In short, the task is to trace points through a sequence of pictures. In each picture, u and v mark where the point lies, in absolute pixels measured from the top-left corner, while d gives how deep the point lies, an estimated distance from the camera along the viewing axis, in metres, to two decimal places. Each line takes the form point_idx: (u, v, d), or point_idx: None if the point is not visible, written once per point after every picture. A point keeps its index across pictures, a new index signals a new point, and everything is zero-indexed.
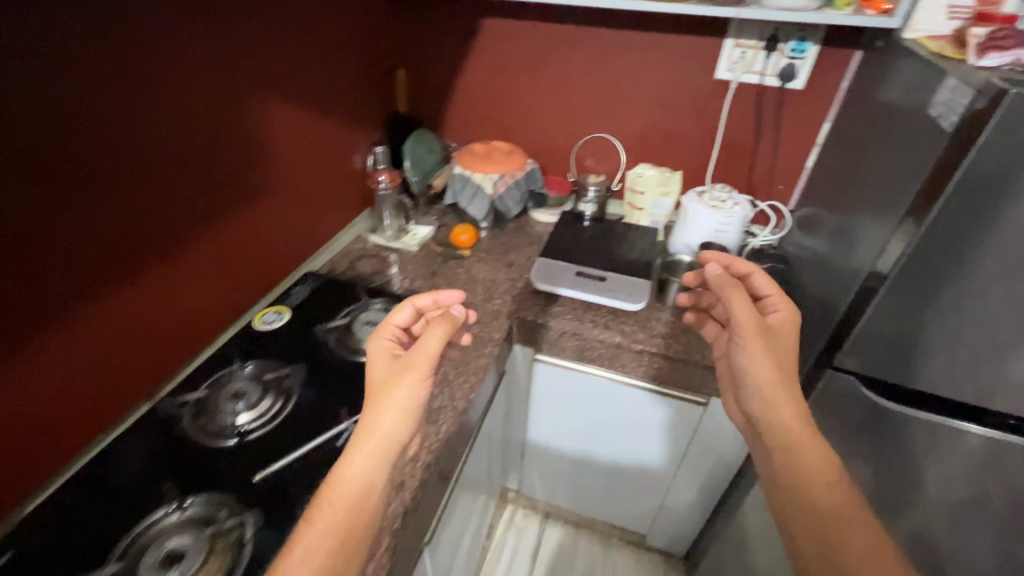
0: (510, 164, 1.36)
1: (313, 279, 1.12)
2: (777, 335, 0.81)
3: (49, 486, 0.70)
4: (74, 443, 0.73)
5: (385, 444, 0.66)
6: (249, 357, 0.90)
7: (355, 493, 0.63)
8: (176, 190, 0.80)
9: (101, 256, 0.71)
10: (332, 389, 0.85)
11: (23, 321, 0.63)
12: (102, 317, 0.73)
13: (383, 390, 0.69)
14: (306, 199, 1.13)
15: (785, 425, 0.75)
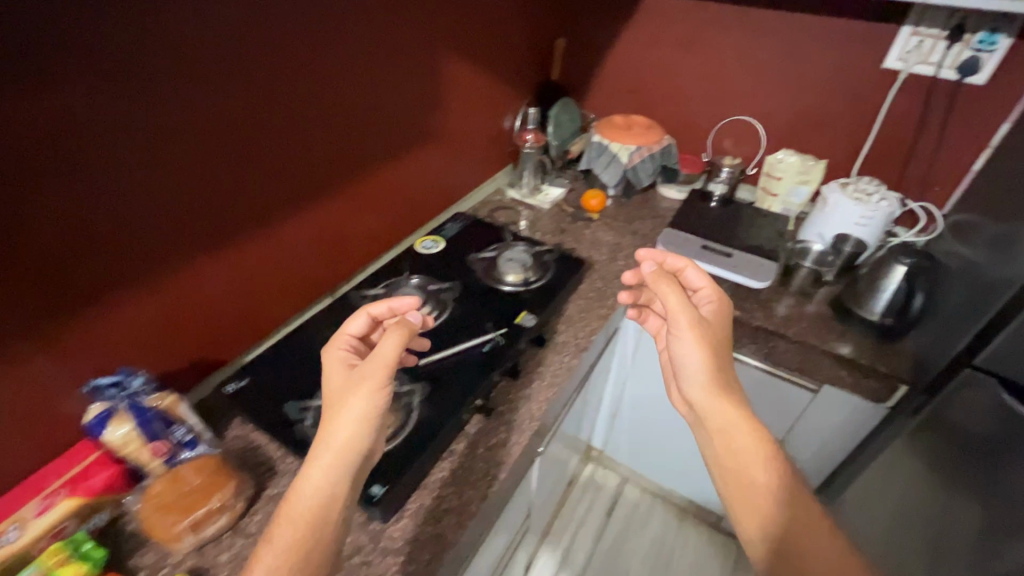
0: (647, 138, 1.42)
1: (463, 219, 1.26)
2: (710, 328, 0.78)
3: (257, 346, 0.93)
4: (276, 318, 0.95)
5: (344, 458, 0.61)
6: (414, 271, 1.04)
7: (313, 511, 0.59)
8: (358, 129, 0.96)
9: (302, 175, 0.89)
10: (480, 307, 0.99)
11: (248, 216, 0.82)
12: (304, 223, 0.92)
13: (338, 400, 0.64)
14: (461, 151, 1.28)
15: (733, 431, 0.70)
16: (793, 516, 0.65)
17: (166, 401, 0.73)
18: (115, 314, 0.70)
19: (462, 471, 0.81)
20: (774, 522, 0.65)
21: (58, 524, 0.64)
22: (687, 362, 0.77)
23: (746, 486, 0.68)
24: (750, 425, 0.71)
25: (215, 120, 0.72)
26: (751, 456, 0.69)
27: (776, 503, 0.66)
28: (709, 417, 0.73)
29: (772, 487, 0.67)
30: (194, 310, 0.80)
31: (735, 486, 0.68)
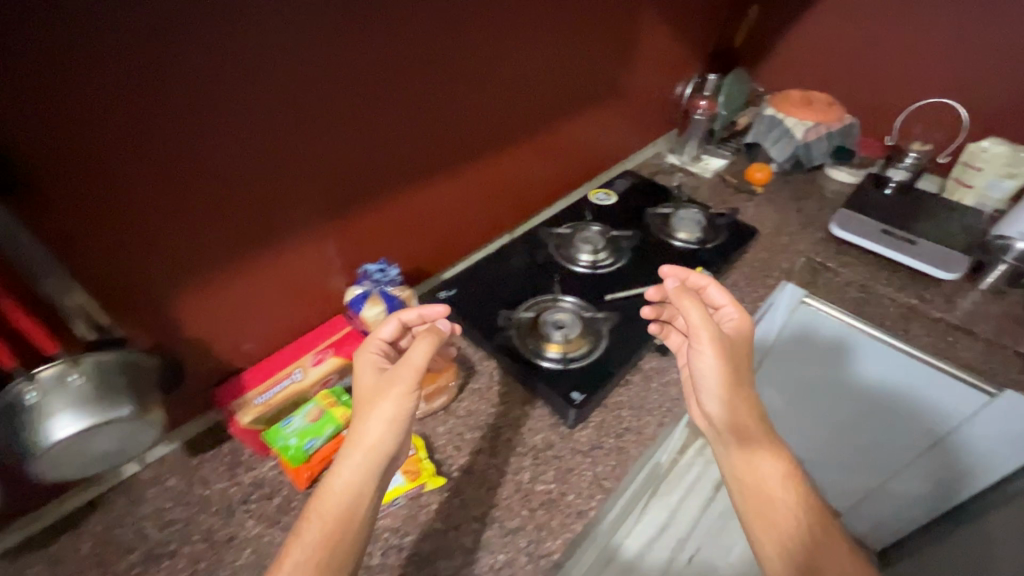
0: (828, 115, 1.37)
1: (630, 176, 1.31)
2: (732, 347, 0.72)
3: (453, 268, 1.03)
4: (471, 244, 1.04)
5: (371, 459, 0.61)
6: (593, 218, 1.12)
7: (339, 509, 0.58)
8: (555, 82, 1.01)
9: (506, 120, 0.96)
10: (655, 258, 1.04)
11: (460, 153, 0.91)
12: (506, 158, 1.01)
13: (368, 404, 0.63)
14: (635, 112, 1.31)
15: (754, 451, 0.67)
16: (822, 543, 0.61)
17: (406, 295, 0.85)
18: (370, 210, 0.83)
19: (639, 400, 0.88)
20: (799, 549, 0.60)
21: (328, 375, 0.80)
22: (708, 386, 0.71)
23: (772, 509, 0.63)
24: (771, 443, 0.68)
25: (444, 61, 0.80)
26: (772, 476, 0.66)
27: (803, 528, 0.62)
28: (729, 442, 0.69)
29: (800, 512, 0.63)
30: (418, 221, 0.91)
31: (762, 511, 0.64)
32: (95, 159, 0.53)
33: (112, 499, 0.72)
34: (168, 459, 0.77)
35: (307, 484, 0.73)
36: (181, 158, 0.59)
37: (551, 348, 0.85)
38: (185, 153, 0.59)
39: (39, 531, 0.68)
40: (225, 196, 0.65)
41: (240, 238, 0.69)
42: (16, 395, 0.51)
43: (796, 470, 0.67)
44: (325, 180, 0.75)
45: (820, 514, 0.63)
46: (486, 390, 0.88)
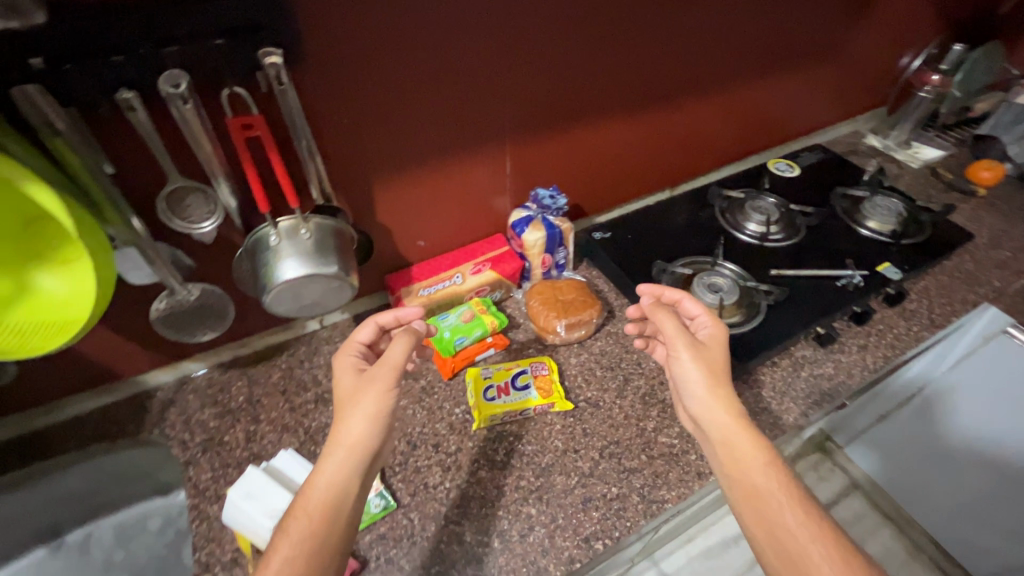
0: None
1: (820, 151, 1.17)
2: (703, 351, 0.65)
3: (606, 213, 1.03)
4: (629, 193, 1.03)
5: (350, 458, 0.57)
6: (771, 188, 1.03)
7: (323, 507, 0.54)
8: (755, 31, 0.92)
9: (690, 68, 0.90)
10: (833, 243, 0.94)
11: (635, 97, 0.88)
12: (689, 110, 0.97)
13: (351, 406, 0.59)
14: (843, 81, 1.16)
15: (742, 455, 0.58)
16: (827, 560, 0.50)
17: (565, 227, 0.87)
18: (549, 141, 0.85)
19: (782, 384, 0.82)
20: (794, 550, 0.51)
21: (483, 286, 0.86)
22: (689, 388, 0.64)
23: (766, 519, 0.54)
24: (764, 447, 0.58)
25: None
26: (764, 482, 0.56)
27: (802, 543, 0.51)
28: (716, 452, 0.60)
29: (803, 526, 0.52)
30: (587, 159, 0.92)
31: (759, 522, 0.54)
32: (353, 52, 0.60)
33: (295, 346, 0.86)
34: (340, 325, 0.89)
35: (450, 375, 0.81)
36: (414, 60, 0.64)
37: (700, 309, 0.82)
38: (419, 54, 0.64)
39: (243, 355, 0.84)
40: (439, 103, 0.70)
41: (441, 146, 0.75)
42: (262, 235, 0.62)
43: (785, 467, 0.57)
44: (522, 102, 0.77)
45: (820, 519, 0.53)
46: (623, 335, 0.88)
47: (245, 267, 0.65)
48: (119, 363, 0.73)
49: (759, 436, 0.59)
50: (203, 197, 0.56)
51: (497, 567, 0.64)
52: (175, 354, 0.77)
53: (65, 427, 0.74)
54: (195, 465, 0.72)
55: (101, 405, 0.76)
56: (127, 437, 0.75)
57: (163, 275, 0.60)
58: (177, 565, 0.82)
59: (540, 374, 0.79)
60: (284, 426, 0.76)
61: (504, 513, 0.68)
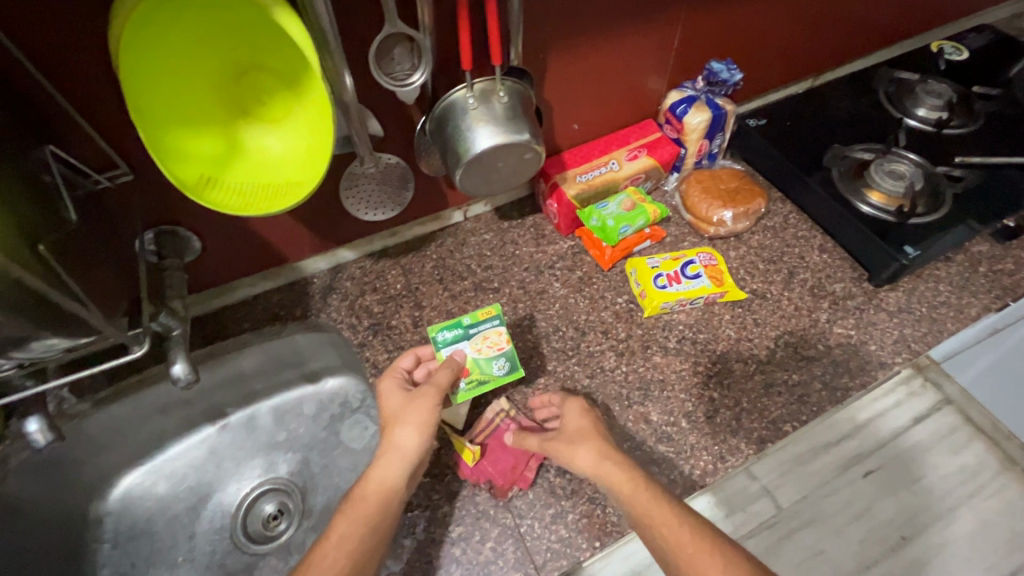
0: None
1: (989, 32, 1.03)
2: (563, 437, 0.59)
3: (749, 104, 0.93)
4: (770, 81, 0.92)
5: (399, 460, 0.56)
6: (942, 73, 0.92)
7: (373, 506, 0.54)
8: None
9: None
10: (1019, 129, 0.85)
11: None
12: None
13: (402, 419, 0.58)
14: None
15: (627, 500, 0.52)
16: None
17: (730, 109, 0.80)
18: (721, 3, 0.75)
19: (960, 279, 0.78)
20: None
21: (639, 173, 0.81)
22: (570, 458, 0.57)
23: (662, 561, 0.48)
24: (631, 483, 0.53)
25: None
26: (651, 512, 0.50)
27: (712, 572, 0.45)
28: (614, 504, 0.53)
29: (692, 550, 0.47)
30: (750, 33, 0.82)
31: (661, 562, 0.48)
32: None
33: (441, 237, 0.83)
34: (482, 217, 0.86)
35: (609, 265, 0.79)
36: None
37: (873, 196, 0.77)
38: None
39: (392, 246, 0.82)
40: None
41: (618, 0, 0.67)
42: (456, 99, 0.58)
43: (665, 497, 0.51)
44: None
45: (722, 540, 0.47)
46: (782, 229, 0.83)
47: (429, 140, 0.61)
48: (284, 247, 0.72)
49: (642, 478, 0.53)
50: (410, 48, 0.52)
51: (689, 444, 0.64)
52: (334, 240, 0.76)
53: (234, 311, 0.75)
54: (370, 347, 0.73)
55: (265, 290, 0.76)
56: (297, 320, 0.75)
57: (356, 142, 0.57)
58: (338, 444, 0.84)
59: (709, 264, 0.76)
60: (448, 312, 0.76)
61: (686, 396, 0.68)
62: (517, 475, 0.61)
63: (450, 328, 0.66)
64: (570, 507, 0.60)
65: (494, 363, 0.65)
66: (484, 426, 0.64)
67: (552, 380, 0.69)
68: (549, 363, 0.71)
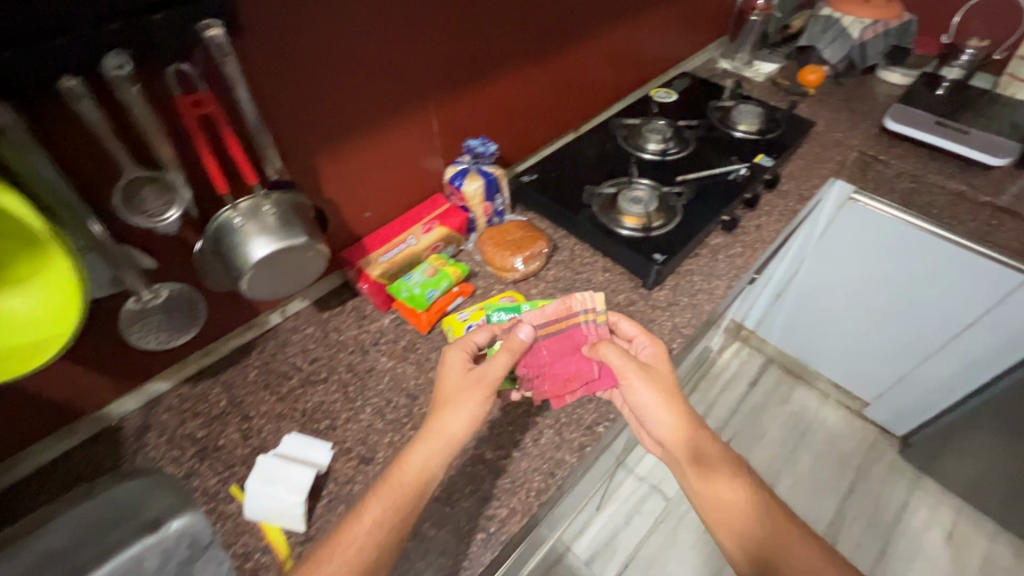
0: (885, 12, 1.38)
1: (687, 78, 1.34)
2: (652, 374, 0.70)
3: (526, 162, 1.10)
4: (541, 140, 1.11)
5: (437, 451, 0.61)
6: (659, 113, 1.18)
7: (414, 485, 0.59)
8: None
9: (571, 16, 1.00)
10: (718, 148, 1.10)
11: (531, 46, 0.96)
12: (581, 50, 1.07)
13: (459, 399, 0.64)
14: (691, 17, 1.35)
15: (711, 470, 0.68)
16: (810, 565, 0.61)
17: (499, 173, 0.94)
18: (471, 92, 0.91)
19: (708, 268, 0.97)
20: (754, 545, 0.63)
21: (436, 242, 0.90)
22: (654, 418, 0.70)
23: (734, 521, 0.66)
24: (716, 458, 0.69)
25: None
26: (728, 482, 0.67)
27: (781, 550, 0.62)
28: (683, 472, 0.69)
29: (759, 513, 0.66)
30: (504, 111, 0.99)
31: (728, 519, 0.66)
32: (283, 30, 0.62)
33: (263, 343, 0.84)
34: (303, 313, 0.89)
35: (427, 328, 0.85)
36: (342, 14, 0.67)
37: (629, 221, 0.94)
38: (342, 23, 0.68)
39: (211, 364, 0.81)
40: (366, 60, 0.73)
41: (379, 107, 0.79)
42: (223, 221, 0.62)
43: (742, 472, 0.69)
44: (437, 52, 0.82)
45: (789, 522, 0.65)
46: (570, 261, 0.98)
47: (211, 260, 0.64)
48: (79, 396, 0.68)
49: (722, 455, 0.70)
50: (157, 187, 0.56)
51: (522, 470, 0.71)
52: (140, 375, 0.73)
53: (28, 483, 0.68)
54: (198, 475, 0.70)
55: (66, 449, 0.71)
56: (107, 473, 0.70)
57: (124, 280, 0.58)
58: None
59: (510, 306, 0.86)
60: (279, 414, 0.76)
61: (513, 428, 0.75)
62: (561, 389, 0.74)
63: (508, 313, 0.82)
64: (425, 568, 0.63)
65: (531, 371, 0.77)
66: (568, 315, 0.76)
67: (393, 451, 0.73)
68: (385, 436, 0.74)
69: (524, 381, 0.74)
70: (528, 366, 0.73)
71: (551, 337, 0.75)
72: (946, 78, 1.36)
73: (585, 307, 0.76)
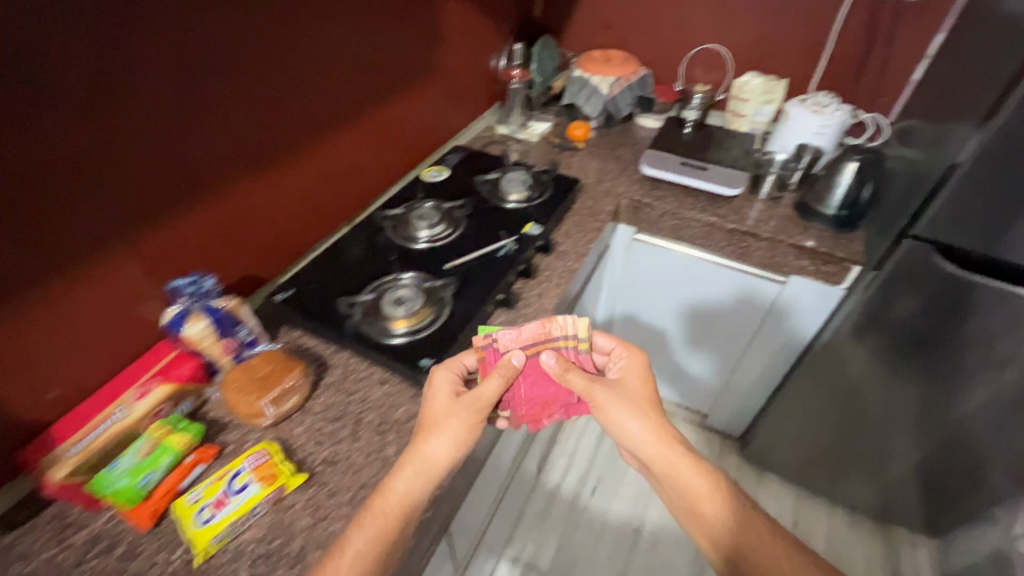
0: (624, 70, 1.53)
1: (461, 151, 1.36)
2: (625, 392, 0.82)
3: (286, 271, 1.02)
4: (304, 241, 1.04)
5: (423, 479, 0.69)
6: (428, 195, 1.16)
7: (400, 510, 0.67)
8: (352, 73, 1.02)
9: (305, 118, 0.95)
10: (490, 224, 1.09)
11: (261, 158, 0.88)
12: (325, 146, 1.01)
13: (436, 428, 0.72)
14: (455, 88, 1.37)
15: (687, 483, 0.80)
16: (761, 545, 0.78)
17: (232, 305, 0.82)
18: (193, 217, 0.80)
19: None
20: (725, 538, 0.78)
21: (157, 405, 0.74)
22: (626, 431, 0.80)
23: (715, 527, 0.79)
24: (703, 475, 0.81)
25: (215, 68, 0.76)
26: (705, 495, 0.80)
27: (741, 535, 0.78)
28: (657, 477, 0.81)
29: (733, 518, 0.79)
30: (247, 225, 0.90)
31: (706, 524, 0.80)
32: None
33: None
34: None
35: (150, 523, 0.68)
36: None
37: (399, 324, 0.87)
38: None
39: None
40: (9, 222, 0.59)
41: (46, 268, 0.64)
42: None
43: (720, 484, 0.81)
44: (130, 189, 0.70)
45: (761, 529, 0.80)
46: (342, 381, 0.87)
47: None
48: None
49: (699, 463, 0.81)
50: None
51: None
52: None
53: None
54: None
55: None
56: None
57: None
58: None
59: (258, 464, 0.72)
60: None
61: None
62: (540, 413, 0.82)
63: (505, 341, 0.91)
64: None
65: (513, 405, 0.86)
66: (547, 338, 0.83)
67: None
68: None
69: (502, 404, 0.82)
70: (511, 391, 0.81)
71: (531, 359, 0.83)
72: (687, 120, 1.53)
73: (566, 333, 0.83)
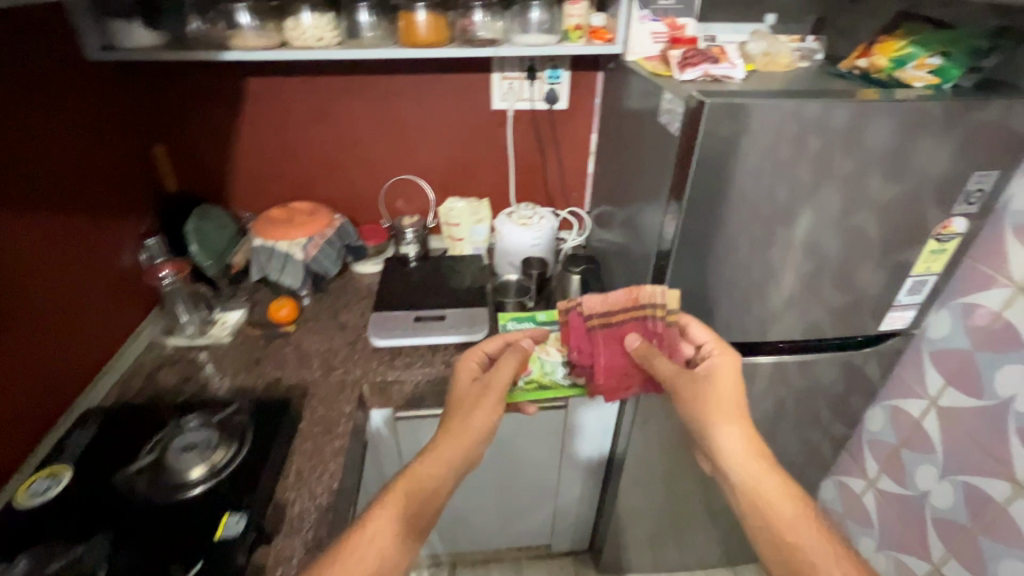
0: (315, 224, 1.28)
1: (97, 418, 0.93)
2: (719, 388, 0.85)
3: None
4: None
5: (444, 465, 0.79)
6: (22, 552, 0.72)
7: (419, 492, 0.77)
8: None
9: None
10: (157, 556, 0.72)
11: None
12: None
13: (467, 402, 0.85)
14: (77, 329, 0.95)
15: (770, 500, 0.79)
16: (828, 562, 0.74)
17: None
18: None
19: None
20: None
21: None
22: (715, 434, 0.82)
23: (787, 547, 0.76)
24: (786, 495, 0.79)
25: None
26: (788, 516, 0.78)
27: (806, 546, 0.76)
28: (735, 486, 0.81)
29: (820, 546, 0.75)
30: None
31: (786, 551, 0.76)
32: None
33: None
34: None
35: None
36: None
37: None
38: None
39: None
40: None
41: None
42: None
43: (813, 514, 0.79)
44: None
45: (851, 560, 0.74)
46: None
47: None
48: None
49: (787, 488, 0.80)
50: None
51: None
52: None
53: None
54: None
55: None
56: None
57: None
58: None
59: None
60: None
61: None
62: (620, 384, 0.94)
63: (526, 320, 1.16)
64: None
65: (558, 370, 1.06)
66: (636, 304, 0.91)
67: None
68: None
69: (580, 366, 0.95)
70: (582, 355, 0.93)
71: (612, 327, 0.93)
72: (409, 255, 1.40)
73: (653, 301, 0.90)
